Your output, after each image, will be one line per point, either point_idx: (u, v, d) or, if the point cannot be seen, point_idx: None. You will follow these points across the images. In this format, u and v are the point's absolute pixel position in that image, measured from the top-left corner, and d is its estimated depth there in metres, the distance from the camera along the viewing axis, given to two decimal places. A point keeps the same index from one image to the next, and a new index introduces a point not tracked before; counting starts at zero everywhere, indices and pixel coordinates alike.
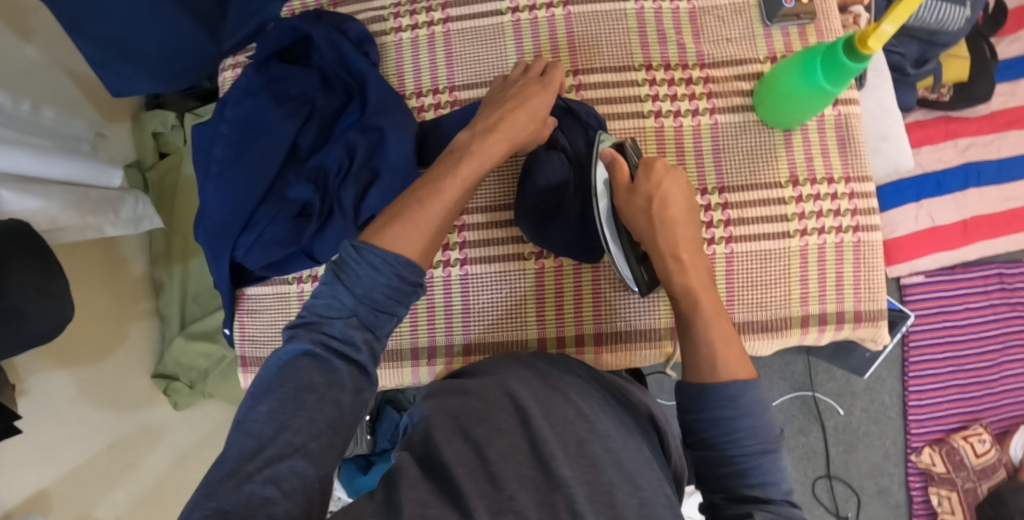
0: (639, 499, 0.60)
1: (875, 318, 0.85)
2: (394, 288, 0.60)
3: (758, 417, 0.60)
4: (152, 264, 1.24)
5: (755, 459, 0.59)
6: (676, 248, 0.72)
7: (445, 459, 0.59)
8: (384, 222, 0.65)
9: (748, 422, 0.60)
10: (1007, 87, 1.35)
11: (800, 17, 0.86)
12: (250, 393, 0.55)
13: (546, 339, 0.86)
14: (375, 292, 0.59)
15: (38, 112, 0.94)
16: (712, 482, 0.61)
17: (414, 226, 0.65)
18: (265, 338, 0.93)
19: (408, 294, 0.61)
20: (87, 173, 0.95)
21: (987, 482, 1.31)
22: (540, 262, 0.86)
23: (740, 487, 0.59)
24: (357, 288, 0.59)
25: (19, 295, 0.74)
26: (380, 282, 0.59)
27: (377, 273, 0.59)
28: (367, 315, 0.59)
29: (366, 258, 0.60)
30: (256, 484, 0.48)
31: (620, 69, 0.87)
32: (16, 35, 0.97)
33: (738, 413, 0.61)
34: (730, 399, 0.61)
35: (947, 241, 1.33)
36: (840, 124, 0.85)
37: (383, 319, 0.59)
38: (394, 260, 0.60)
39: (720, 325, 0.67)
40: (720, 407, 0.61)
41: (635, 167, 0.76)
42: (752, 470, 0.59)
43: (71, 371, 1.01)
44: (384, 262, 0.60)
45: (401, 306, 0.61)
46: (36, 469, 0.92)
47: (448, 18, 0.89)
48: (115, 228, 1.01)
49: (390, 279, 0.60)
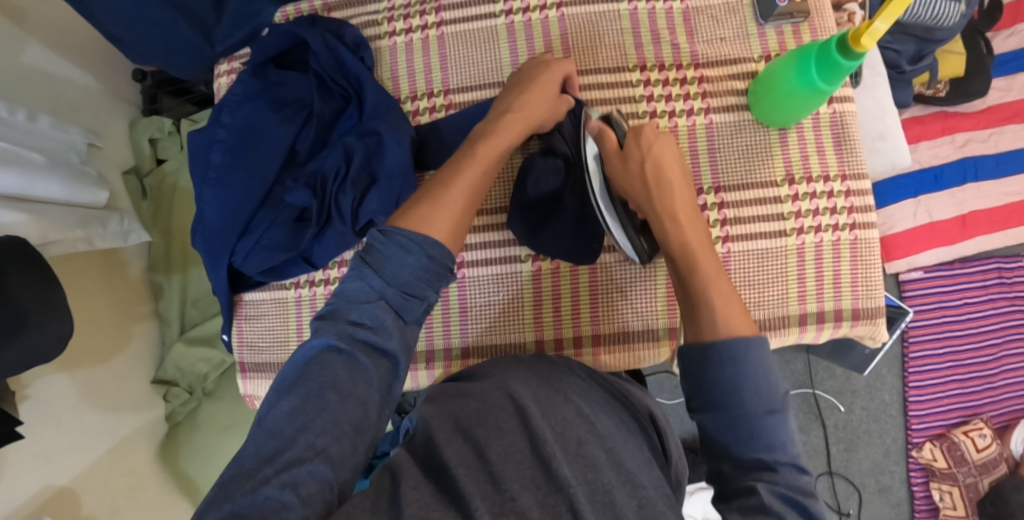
0: (638, 500, 0.61)
1: (873, 315, 0.84)
2: (423, 268, 0.62)
3: (761, 379, 0.60)
4: (151, 271, 1.24)
5: (762, 423, 0.59)
6: (671, 208, 0.73)
7: (446, 459, 0.60)
8: (408, 207, 0.67)
9: (751, 387, 0.59)
10: (1004, 81, 1.35)
11: (795, 16, 0.86)
12: (275, 388, 0.57)
13: (544, 341, 0.86)
14: (404, 275, 0.61)
15: (34, 119, 0.95)
16: (718, 447, 0.61)
17: (440, 209, 0.66)
18: (264, 344, 0.93)
19: (438, 276, 0.63)
20: (73, 191, 0.96)
21: (987, 477, 1.31)
22: (537, 264, 0.86)
23: (747, 456, 0.59)
24: (387, 270, 0.61)
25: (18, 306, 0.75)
26: (409, 261, 0.62)
27: (405, 253, 0.61)
28: (396, 298, 0.61)
29: (394, 240, 0.62)
30: (274, 489, 0.50)
31: (615, 70, 0.87)
32: (11, 46, 0.98)
33: (739, 371, 0.60)
34: (733, 359, 0.60)
35: (945, 236, 1.33)
36: (836, 122, 0.85)
37: (411, 303, 0.61)
38: (422, 240, 0.63)
39: (718, 283, 0.67)
40: (722, 368, 0.60)
41: (624, 136, 0.77)
42: (759, 436, 0.59)
43: (72, 375, 1.02)
44: (411, 241, 0.62)
45: (431, 290, 0.62)
46: (36, 476, 0.93)
47: (443, 21, 0.89)
48: (103, 242, 1.03)
49: (420, 259, 0.62)
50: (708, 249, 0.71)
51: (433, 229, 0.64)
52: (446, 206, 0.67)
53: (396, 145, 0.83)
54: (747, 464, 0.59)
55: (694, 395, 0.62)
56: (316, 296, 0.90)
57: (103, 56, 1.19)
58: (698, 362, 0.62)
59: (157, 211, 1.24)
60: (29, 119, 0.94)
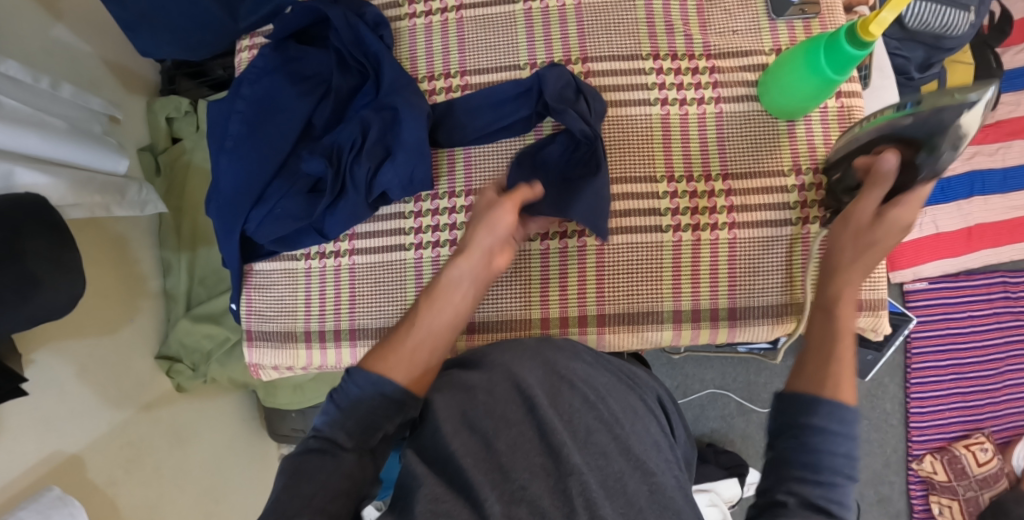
0: (650, 485, 0.64)
1: (876, 307, 0.85)
2: (381, 404, 0.67)
3: (857, 445, 0.62)
4: (162, 248, 1.26)
5: (842, 481, 0.60)
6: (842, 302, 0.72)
7: (453, 450, 0.64)
8: (374, 352, 0.72)
9: (846, 447, 0.61)
10: (1013, 97, 1.35)
11: (806, 12, 0.88)
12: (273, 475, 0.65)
13: (549, 320, 0.86)
14: (362, 407, 0.67)
15: (56, 87, 0.98)
16: (783, 480, 0.62)
17: (399, 354, 0.70)
18: (271, 314, 0.93)
19: (399, 409, 0.67)
20: (89, 157, 0.98)
21: (988, 491, 1.30)
22: (546, 243, 0.86)
23: (810, 493, 0.60)
24: (349, 401, 0.67)
25: (22, 269, 0.78)
26: (367, 397, 0.67)
27: (363, 390, 0.67)
28: (358, 427, 0.66)
29: (357, 378, 0.68)
30: None
31: (628, 58, 0.88)
32: (44, 18, 1.03)
33: (844, 430, 0.62)
34: (841, 418, 0.62)
35: (950, 248, 1.34)
36: (843, 116, 0.86)
37: (369, 432, 0.66)
38: (377, 382, 0.67)
39: (843, 340, 0.69)
40: (828, 421, 0.62)
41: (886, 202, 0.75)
42: (829, 489, 0.60)
43: (77, 343, 1.04)
44: (369, 382, 0.67)
45: (389, 421, 0.67)
46: (36, 439, 0.95)
47: (461, 6, 0.92)
48: (120, 210, 1.05)
49: (378, 397, 0.67)
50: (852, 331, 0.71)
51: (393, 373, 0.69)
52: (410, 357, 0.71)
53: (412, 128, 0.84)
54: (813, 507, 0.60)
55: (786, 435, 0.64)
56: (326, 268, 0.91)
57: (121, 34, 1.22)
58: (792, 406, 0.64)
59: (171, 189, 1.27)
60: (53, 87, 0.97)
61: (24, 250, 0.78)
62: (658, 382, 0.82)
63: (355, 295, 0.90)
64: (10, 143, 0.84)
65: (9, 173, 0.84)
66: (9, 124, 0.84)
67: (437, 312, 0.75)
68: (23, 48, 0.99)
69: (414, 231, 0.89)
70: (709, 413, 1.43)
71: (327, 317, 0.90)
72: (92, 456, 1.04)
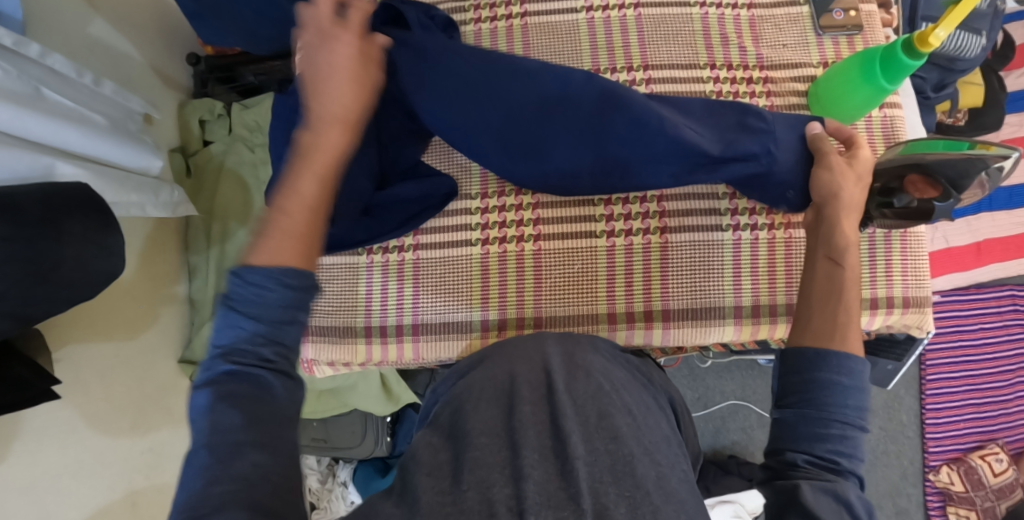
0: (658, 472, 0.61)
1: (921, 305, 0.88)
2: (287, 300, 0.55)
3: (865, 395, 0.60)
4: (188, 249, 1.24)
5: (854, 433, 0.59)
6: (832, 252, 0.71)
7: (471, 429, 0.63)
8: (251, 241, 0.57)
9: (855, 398, 0.60)
10: (1017, 118, 1.42)
11: (850, 28, 0.93)
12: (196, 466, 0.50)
13: (615, 315, 0.88)
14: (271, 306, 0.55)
15: (99, 83, 0.94)
16: (789, 440, 0.60)
17: (286, 239, 0.57)
18: (330, 308, 0.92)
19: (305, 297, 0.57)
20: (127, 155, 0.94)
21: (1004, 502, 1.35)
22: (611, 241, 0.89)
23: (816, 448, 0.58)
24: (249, 312, 0.55)
25: (70, 252, 0.76)
26: (268, 297, 0.55)
27: (265, 293, 0.54)
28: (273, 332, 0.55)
29: (247, 280, 0.55)
30: None
31: (686, 67, 0.93)
32: (83, 14, 1.04)
33: (853, 383, 0.60)
34: (850, 369, 0.60)
35: (960, 262, 1.41)
36: (886, 125, 0.91)
37: (289, 328, 0.55)
38: (278, 275, 0.55)
39: (850, 292, 0.67)
40: (836, 373, 0.60)
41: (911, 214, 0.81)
42: (840, 441, 0.58)
43: (101, 346, 1.00)
44: (267, 278, 0.55)
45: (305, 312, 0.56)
46: (55, 444, 0.91)
47: (526, 12, 0.96)
48: (153, 211, 0.99)
49: (276, 294, 0.55)
50: (854, 215, 0.74)
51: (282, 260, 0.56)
52: (292, 231, 0.58)
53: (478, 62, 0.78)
54: (822, 463, 0.58)
55: (795, 389, 0.61)
56: (389, 263, 0.92)
57: (163, 37, 1.26)
58: (795, 363, 0.62)
59: (200, 191, 1.25)
60: (95, 82, 0.93)
61: (65, 230, 0.75)
62: (671, 385, 0.84)
63: (419, 290, 0.90)
64: (51, 137, 0.80)
65: (49, 166, 0.80)
66: (58, 114, 0.81)
67: (313, 185, 0.61)
68: (64, 44, 0.99)
69: (481, 227, 0.91)
70: (730, 425, 1.45)
71: (390, 311, 0.91)
72: (97, 473, 0.98)
